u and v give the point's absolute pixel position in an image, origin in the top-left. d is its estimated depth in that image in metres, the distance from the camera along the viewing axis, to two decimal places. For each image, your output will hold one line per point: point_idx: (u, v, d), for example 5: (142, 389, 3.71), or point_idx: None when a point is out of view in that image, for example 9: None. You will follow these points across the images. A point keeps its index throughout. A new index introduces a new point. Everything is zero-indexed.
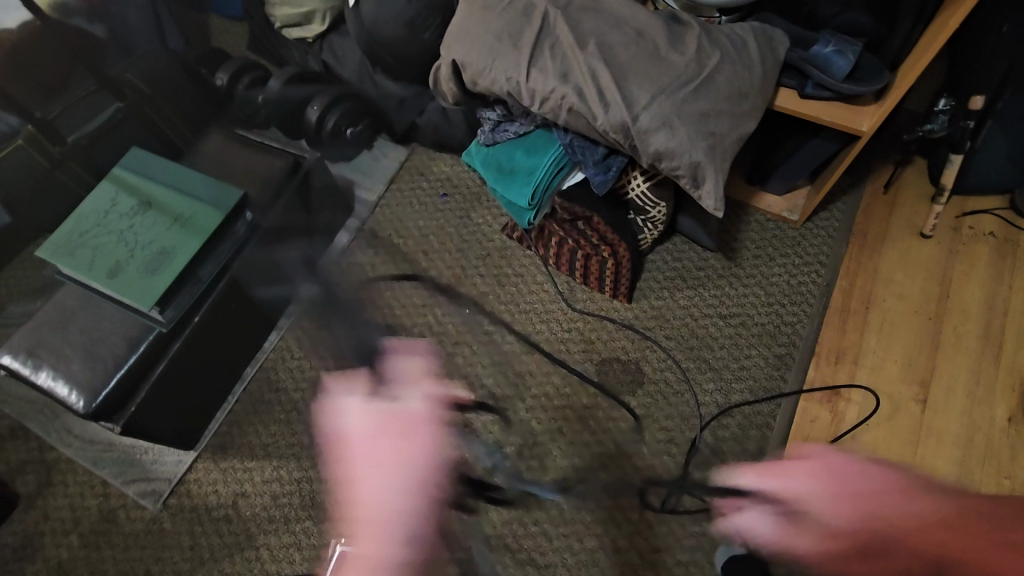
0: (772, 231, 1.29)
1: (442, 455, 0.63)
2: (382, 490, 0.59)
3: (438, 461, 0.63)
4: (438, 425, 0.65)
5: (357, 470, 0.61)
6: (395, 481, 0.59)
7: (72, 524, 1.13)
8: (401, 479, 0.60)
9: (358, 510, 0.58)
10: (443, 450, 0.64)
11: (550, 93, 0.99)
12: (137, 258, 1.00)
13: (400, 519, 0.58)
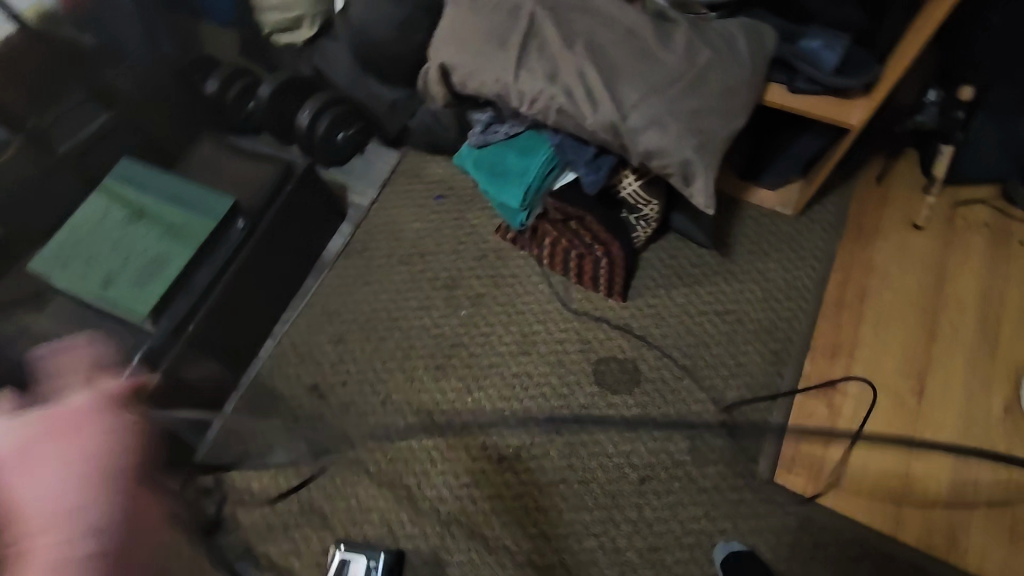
0: (766, 226, 1.29)
1: (125, 440, 0.53)
2: (52, 486, 0.47)
3: (122, 446, 0.52)
4: (109, 412, 0.55)
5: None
6: (61, 472, 0.48)
7: None
8: (71, 467, 0.49)
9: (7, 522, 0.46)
10: (125, 435, 0.53)
11: (540, 95, 0.98)
12: (128, 265, 0.96)
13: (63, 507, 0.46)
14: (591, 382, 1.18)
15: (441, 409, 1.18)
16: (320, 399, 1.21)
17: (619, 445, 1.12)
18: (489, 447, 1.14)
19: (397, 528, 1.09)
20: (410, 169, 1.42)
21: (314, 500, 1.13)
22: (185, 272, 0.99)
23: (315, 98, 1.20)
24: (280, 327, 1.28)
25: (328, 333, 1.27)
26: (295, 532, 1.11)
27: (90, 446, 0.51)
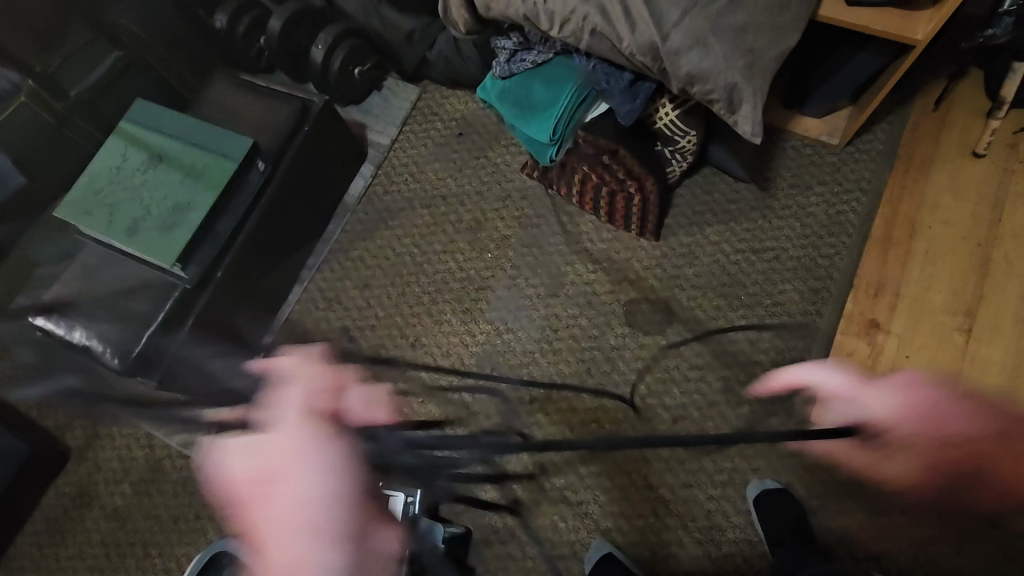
0: (810, 157, 1.21)
1: (306, 445, 0.64)
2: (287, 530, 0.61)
3: (302, 443, 0.64)
4: (316, 445, 0.65)
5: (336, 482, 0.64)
6: (326, 476, 0.63)
7: (123, 473, 1.18)
8: (305, 486, 0.62)
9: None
10: (323, 452, 0.64)
11: (571, 14, 0.90)
12: (156, 214, 1.00)
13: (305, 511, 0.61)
14: (623, 323, 1.16)
15: (470, 351, 1.17)
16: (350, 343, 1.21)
17: (651, 386, 1.11)
18: (520, 389, 1.14)
19: None
20: (430, 106, 1.36)
21: None
22: (209, 217, 1.02)
23: (326, 31, 1.23)
24: (307, 273, 1.27)
25: (354, 278, 1.26)
26: None
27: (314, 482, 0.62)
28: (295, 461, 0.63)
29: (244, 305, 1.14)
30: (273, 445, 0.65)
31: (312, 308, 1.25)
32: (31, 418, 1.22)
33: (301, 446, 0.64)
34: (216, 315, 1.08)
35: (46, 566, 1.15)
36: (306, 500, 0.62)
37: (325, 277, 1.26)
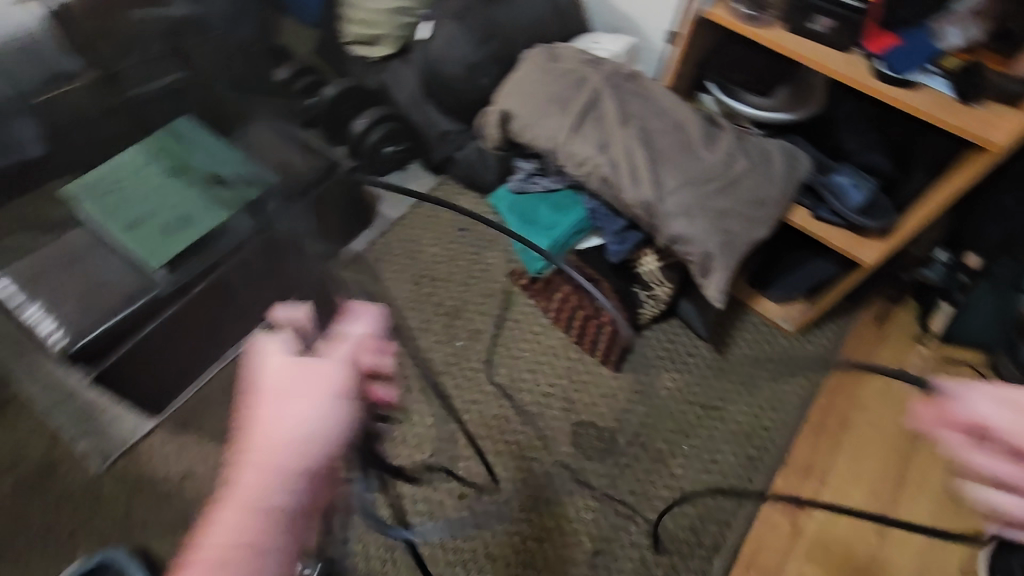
0: (764, 335, 1.34)
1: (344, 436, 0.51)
2: (322, 414, 0.51)
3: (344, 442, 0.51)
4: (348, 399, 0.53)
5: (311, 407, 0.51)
6: (322, 409, 0.51)
7: (10, 465, 1.06)
8: (330, 444, 0.50)
9: (271, 429, 0.49)
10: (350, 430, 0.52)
11: (586, 159, 1.05)
12: (159, 218, 1.03)
13: (290, 452, 0.48)
14: (567, 443, 1.18)
15: (415, 431, 1.17)
16: None
17: (581, 512, 1.11)
18: (452, 482, 1.13)
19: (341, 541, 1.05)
20: (443, 197, 1.48)
21: None
22: (213, 233, 1.04)
23: (371, 109, 1.37)
24: None
25: None
26: None
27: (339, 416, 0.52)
28: (311, 419, 0.51)
29: (211, 324, 1.13)
30: (294, 421, 0.50)
31: None
32: None
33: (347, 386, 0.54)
34: (176, 327, 1.05)
35: None
36: (315, 426, 0.50)
37: None
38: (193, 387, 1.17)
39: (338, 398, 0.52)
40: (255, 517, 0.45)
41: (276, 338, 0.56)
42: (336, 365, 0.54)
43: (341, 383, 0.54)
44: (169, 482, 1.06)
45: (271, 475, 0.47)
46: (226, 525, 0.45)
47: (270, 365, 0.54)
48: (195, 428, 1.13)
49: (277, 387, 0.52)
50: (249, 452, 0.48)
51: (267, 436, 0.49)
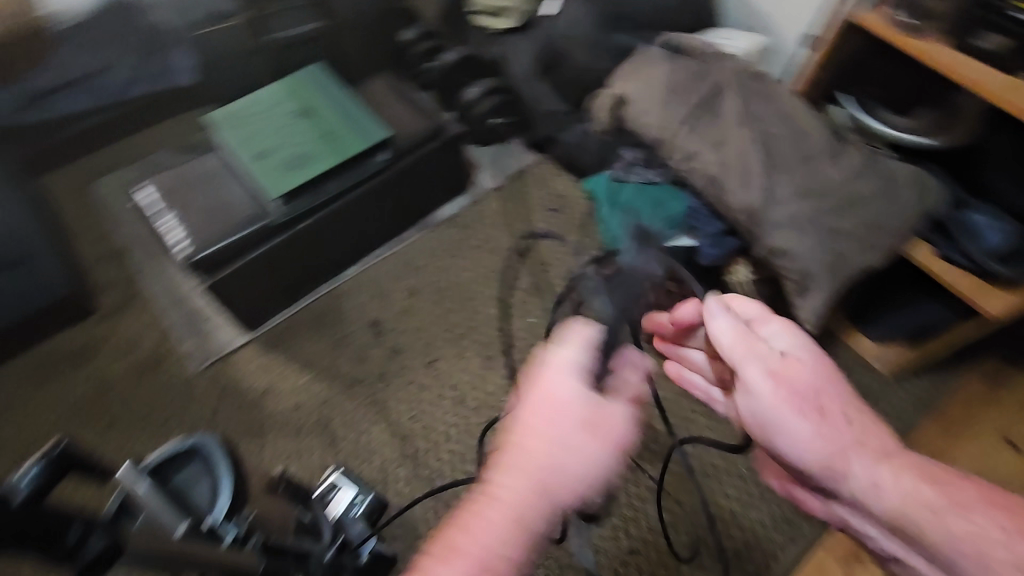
0: (851, 372, 1.25)
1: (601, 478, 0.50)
2: (595, 454, 0.50)
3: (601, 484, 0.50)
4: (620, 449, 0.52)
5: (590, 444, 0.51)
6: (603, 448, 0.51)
7: (129, 350, 1.20)
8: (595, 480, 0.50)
9: (543, 444, 0.49)
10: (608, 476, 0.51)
11: (696, 156, 1.01)
12: (282, 153, 1.11)
13: (563, 483, 0.48)
14: None
15: (476, 395, 1.18)
16: (375, 334, 1.25)
17: (622, 508, 1.10)
18: None
19: (391, 481, 1.10)
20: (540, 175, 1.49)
21: (331, 420, 1.15)
22: (320, 176, 1.10)
23: (485, 79, 1.37)
24: (372, 258, 1.35)
25: (406, 283, 1.32)
26: (302, 437, 1.13)
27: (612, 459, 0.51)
28: (579, 448, 0.50)
29: (311, 259, 1.22)
30: (564, 442, 0.50)
31: (358, 291, 1.30)
32: (79, 267, 1.27)
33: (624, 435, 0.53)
34: (281, 256, 1.15)
35: (12, 408, 1.14)
36: (585, 460, 0.50)
37: (384, 269, 1.33)
38: (285, 313, 1.26)
39: (613, 449, 0.52)
40: (511, 535, 0.47)
41: (569, 353, 0.56)
42: (620, 411, 0.54)
43: (623, 441, 0.53)
44: (253, 393, 1.16)
45: (538, 501, 0.47)
46: (491, 527, 0.47)
47: (562, 388, 0.53)
48: (281, 351, 1.22)
49: (570, 420, 0.51)
50: (531, 471, 0.48)
51: (539, 449, 0.49)
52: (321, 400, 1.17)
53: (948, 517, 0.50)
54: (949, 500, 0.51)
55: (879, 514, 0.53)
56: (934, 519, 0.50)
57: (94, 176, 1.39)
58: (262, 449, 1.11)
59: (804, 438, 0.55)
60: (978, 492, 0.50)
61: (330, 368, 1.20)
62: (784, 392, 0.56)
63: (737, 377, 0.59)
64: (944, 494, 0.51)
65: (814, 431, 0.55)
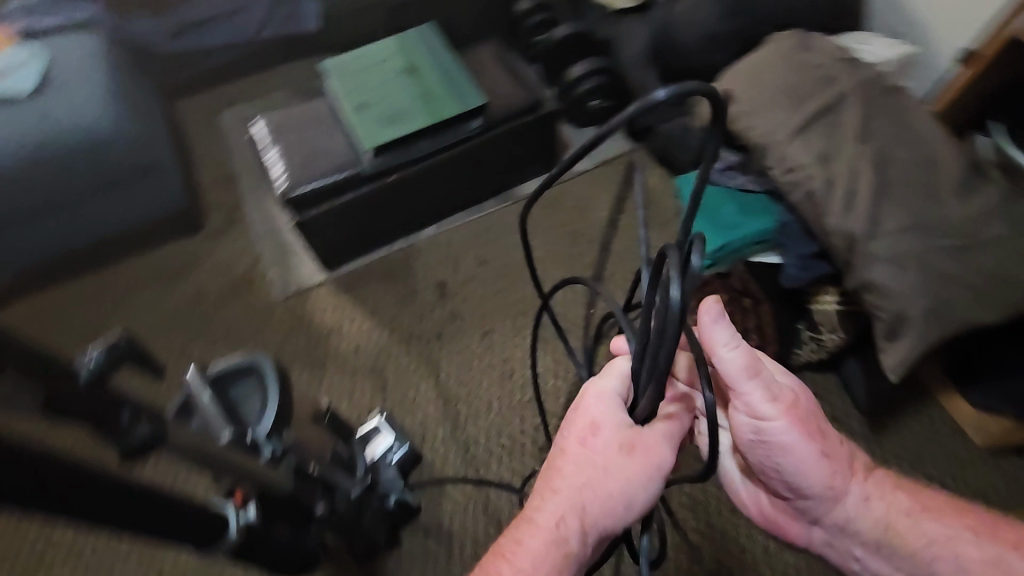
0: (941, 436, 1.10)
1: (639, 495, 0.54)
2: (633, 480, 0.54)
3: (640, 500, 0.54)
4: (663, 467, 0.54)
5: (628, 469, 0.53)
6: (644, 473, 0.54)
7: (224, 269, 1.32)
8: (632, 502, 0.53)
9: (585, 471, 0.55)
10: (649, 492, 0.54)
11: (801, 168, 0.92)
12: (381, 108, 1.15)
13: (600, 509, 0.53)
14: None
15: (524, 373, 1.18)
16: (439, 296, 1.28)
17: None
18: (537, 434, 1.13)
19: (428, 439, 1.13)
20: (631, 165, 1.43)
21: (384, 368, 1.20)
22: (414, 136, 1.14)
23: (589, 60, 1.35)
24: (450, 222, 1.37)
25: (477, 252, 1.33)
26: (356, 379, 1.19)
27: (651, 477, 0.54)
28: (614, 472, 0.53)
29: (393, 212, 1.26)
30: (602, 468, 0.54)
31: (430, 252, 1.34)
32: (198, 187, 1.41)
33: (663, 454, 0.54)
34: (368, 205, 1.20)
35: (124, 300, 1.29)
36: (622, 486, 0.53)
37: (459, 234, 1.35)
38: (361, 260, 1.32)
39: (655, 471, 0.54)
40: (557, 550, 0.54)
41: (612, 384, 0.56)
42: (660, 432, 0.55)
43: (664, 460, 0.54)
44: (322, 329, 1.24)
45: (577, 521, 0.54)
46: (540, 537, 0.54)
47: (608, 418, 0.55)
48: (351, 295, 1.29)
49: (615, 449, 0.53)
50: (576, 496, 0.54)
51: (579, 474, 0.55)
52: (379, 348, 1.22)
53: (923, 521, 0.59)
54: (922, 507, 0.60)
55: (870, 525, 0.60)
56: (914, 523, 0.59)
57: (222, 107, 1.52)
58: (320, 382, 1.19)
59: (808, 459, 0.59)
60: (944, 499, 0.60)
61: (394, 320, 1.26)
62: (795, 416, 0.58)
63: (739, 396, 0.58)
64: (915, 501, 0.60)
65: (820, 452, 0.59)
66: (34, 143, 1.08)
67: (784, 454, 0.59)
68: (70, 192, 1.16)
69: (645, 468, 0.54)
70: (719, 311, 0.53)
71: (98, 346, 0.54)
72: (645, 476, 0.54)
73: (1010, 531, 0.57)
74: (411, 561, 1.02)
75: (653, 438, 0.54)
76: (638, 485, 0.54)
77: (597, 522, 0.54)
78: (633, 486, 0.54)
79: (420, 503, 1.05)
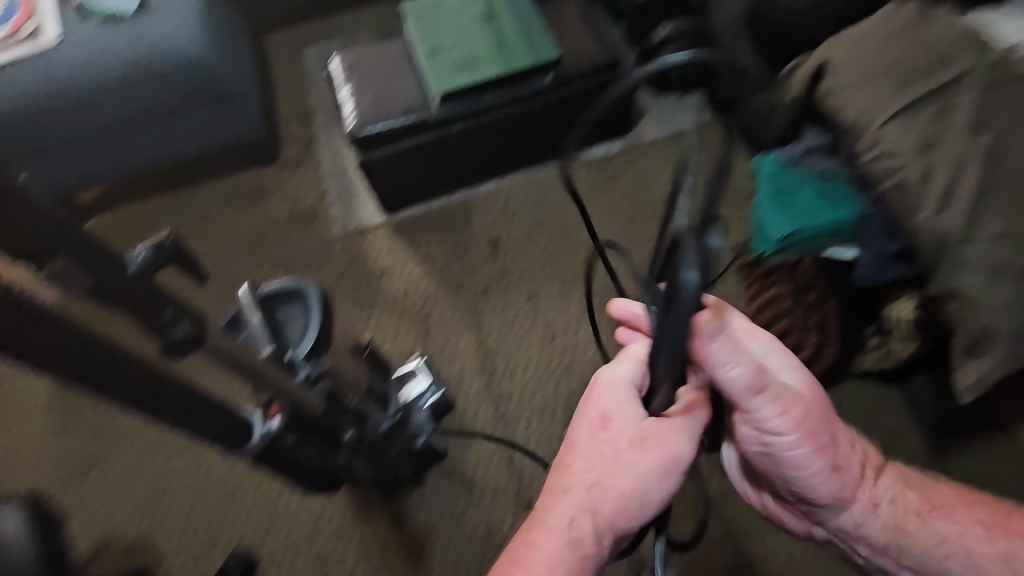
0: (1015, 470, 0.99)
1: (657, 481, 0.58)
2: (649, 469, 0.58)
3: (657, 488, 0.58)
4: (678, 456, 0.58)
5: (644, 458, 0.57)
6: (659, 462, 0.58)
7: (291, 202, 1.37)
8: (649, 487, 0.58)
9: (603, 463, 0.58)
10: (665, 480, 0.58)
11: (894, 155, 0.83)
12: (453, 54, 1.13)
13: (619, 497, 0.57)
14: None
15: (564, 339, 1.18)
16: (490, 251, 1.28)
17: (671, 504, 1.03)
18: (569, 400, 1.12)
19: (461, 388, 1.15)
20: (708, 138, 1.35)
21: (429, 315, 1.23)
22: (483, 85, 1.12)
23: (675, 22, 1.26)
24: (511, 178, 1.35)
25: (534, 212, 1.31)
26: (400, 321, 1.22)
27: (666, 465, 0.58)
28: (632, 461, 0.58)
29: (455, 162, 1.26)
30: (619, 457, 0.58)
31: (487, 207, 1.33)
32: (276, 121, 1.47)
33: (678, 443, 0.58)
34: (431, 152, 1.21)
35: (199, 219, 1.37)
36: (639, 474, 0.57)
37: (518, 192, 1.34)
38: (421, 206, 1.34)
39: (671, 457, 0.58)
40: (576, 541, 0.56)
41: (624, 374, 0.61)
42: (674, 423, 0.59)
43: (681, 447, 0.58)
44: (375, 269, 1.28)
45: (596, 512, 0.57)
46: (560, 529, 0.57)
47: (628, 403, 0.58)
48: (406, 240, 1.31)
49: (624, 444, 0.58)
50: (590, 490, 0.58)
51: (596, 466, 0.58)
52: (426, 294, 1.25)
53: (931, 518, 0.64)
54: (931, 505, 0.65)
55: (880, 526, 0.65)
56: (923, 522, 0.64)
57: (308, 43, 1.56)
58: (367, 320, 1.23)
59: (819, 472, 0.64)
60: (955, 495, 0.65)
61: (444, 269, 1.27)
62: (806, 430, 0.62)
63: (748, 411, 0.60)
64: (924, 500, 0.65)
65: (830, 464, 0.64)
66: (141, 58, 1.11)
67: (797, 458, 0.63)
68: (168, 109, 1.19)
69: (662, 455, 0.58)
70: (717, 328, 0.52)
71: (148, 244, 0.55)
72: (660, 465, 0.58)
73: (1019, 522, 0.61)
74: (430, 501, 1.06)
75: (669, 427, 0.58)
76: (655, 471, 0.58)
77: (616, 509, 0.57)
78: (650, 473, 0.58)
79: (447, 448, 1.08)
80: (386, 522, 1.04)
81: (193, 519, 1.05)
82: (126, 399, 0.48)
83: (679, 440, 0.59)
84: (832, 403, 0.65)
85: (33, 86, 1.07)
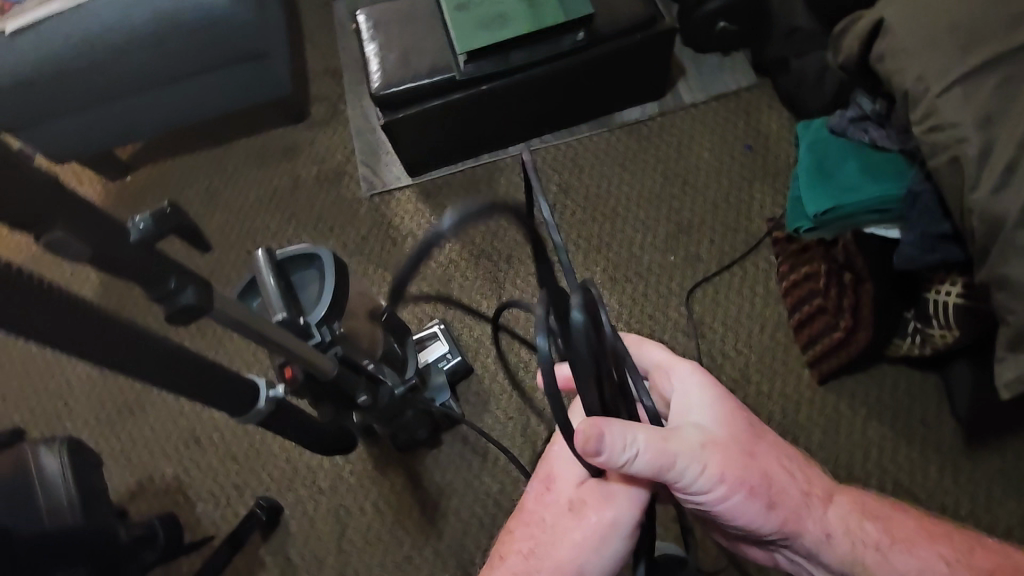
0: None
1: (595, 546, 0.60)
2: (585, 530, 0.60)
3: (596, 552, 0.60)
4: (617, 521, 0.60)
5: (580, 518, 0.61)
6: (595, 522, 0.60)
7: (318, 162, 1.37)
8: (587, 551, 0.60)
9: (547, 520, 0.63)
10: (605, 546, 0.60)
11: (951, 127, 0.76)
12: (481, 9, 1.10)
13: (558, 552, 0.61)
14: None
15: None
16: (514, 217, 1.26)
17: None
18: None
19: (479, 354, 1.16)
20: (750, 103, 1.27)
21: (450, 280, 1.23)
22: (511, 42, 1.08)
23: None
24: (539, 142, 1.31)
25: (560, 178, 1.28)
26: (421, 286, 1.23)
27: (603, 529, 0.60)
28: (570, 521, 0.61)
29: (480, 125, 1.23)
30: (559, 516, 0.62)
31: (513, 172, 1.30)
32: (305, 78, 1.46)
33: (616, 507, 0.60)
34: (456, 113, 1.18)
35: (230, 177, 1.39)
36: (577, 535, 0.60)
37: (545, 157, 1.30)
38: (446, 169, 1.32)
39: (609, 522, 0.60)
40: None
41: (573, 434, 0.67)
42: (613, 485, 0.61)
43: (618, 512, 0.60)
44: (399, 232, 1.28)
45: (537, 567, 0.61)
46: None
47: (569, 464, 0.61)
48: (430, 204, 1.30)
49: (565, 507, 0.63)
50: (533, 546, 0.62)
51: (541, 522, 0.63)
52: (448, 260, 1.24)
53: (895, 553, 0.59)
54: (894, 538, 0.59)
55: (838, 560, 0.60)
56: (884, 558, 0.58)
57: None
58: (389, 282, 1.24)
59: (755, 516, 0.58)
60: (915, 528, 0.60)
61: (466, 234, 1.26)
62: (732, 480, 0.56)
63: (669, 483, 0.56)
64: (885, 533, 0.60)
65: (766, 504, 0.57)
66: (174, 12, 1.10)
67: (735, 517, 0.58)
68: (197, 66, 1.20)
69: (598, 517, 0.60)
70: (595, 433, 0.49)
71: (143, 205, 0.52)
72: (595, 528, 0.60)
73: (983, 557, 0.58)
74: (445, 462, 1.08)
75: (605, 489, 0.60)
76: (590, 533, 0.60)
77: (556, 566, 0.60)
78: (586, 537, 0.60)
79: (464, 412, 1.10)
80: (402, 480, 1.07)
81: (225, 464, 1.11)
82: (105, 361, 0.47)
83: (619, 507, 0.60)
84: (757, 432, 0.60)
85: (65, 41, 1.08)
